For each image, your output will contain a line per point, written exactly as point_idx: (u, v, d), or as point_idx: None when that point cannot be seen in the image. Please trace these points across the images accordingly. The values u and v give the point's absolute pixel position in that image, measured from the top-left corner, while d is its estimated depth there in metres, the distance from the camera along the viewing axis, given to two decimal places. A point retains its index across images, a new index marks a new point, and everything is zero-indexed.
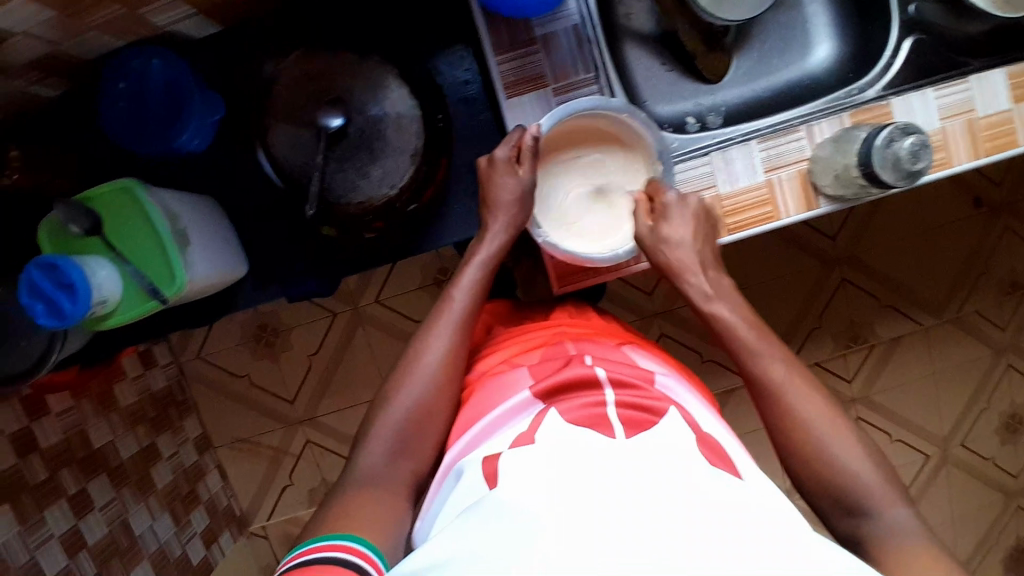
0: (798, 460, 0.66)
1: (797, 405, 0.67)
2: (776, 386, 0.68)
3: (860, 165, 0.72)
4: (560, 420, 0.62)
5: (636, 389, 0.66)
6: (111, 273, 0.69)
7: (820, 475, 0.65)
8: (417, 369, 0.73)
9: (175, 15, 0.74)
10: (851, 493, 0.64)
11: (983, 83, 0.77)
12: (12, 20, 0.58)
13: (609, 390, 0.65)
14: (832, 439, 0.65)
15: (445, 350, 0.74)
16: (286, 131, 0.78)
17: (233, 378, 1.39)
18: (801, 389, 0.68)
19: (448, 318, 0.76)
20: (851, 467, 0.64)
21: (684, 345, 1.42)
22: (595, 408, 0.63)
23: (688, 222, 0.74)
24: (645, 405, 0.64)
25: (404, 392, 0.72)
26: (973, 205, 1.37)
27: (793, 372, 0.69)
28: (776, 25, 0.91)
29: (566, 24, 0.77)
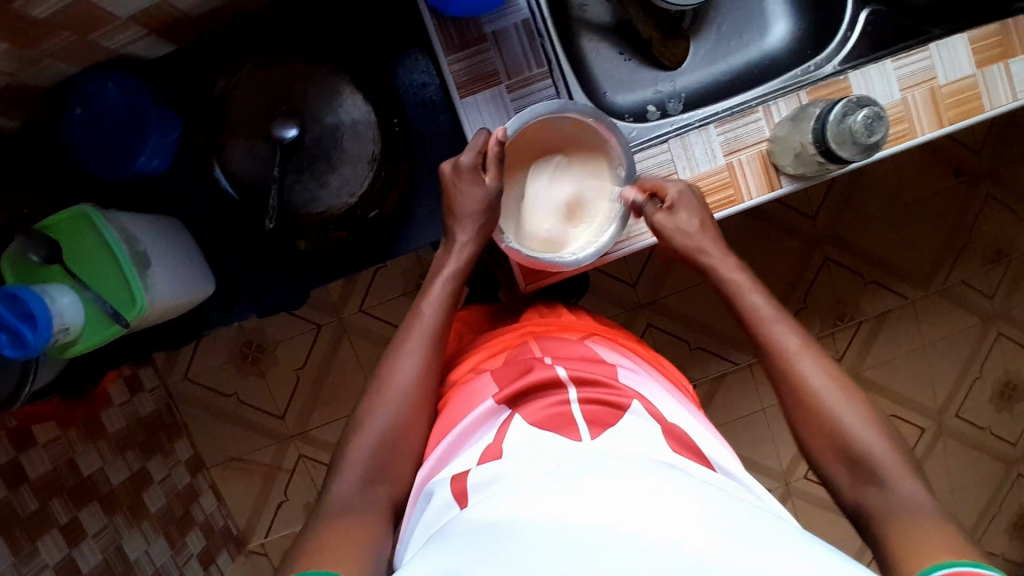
0: (803, 420, 0.68)
1: (804, 375, 0.68)
2: (786, 350, 0.70)
3: (815, 142, 0.71)
4: (524, 424, 0.62)
5: (603, 386, 0.66)
6: (74, 300, 0.68)
7: (822, 435, 0.66)
8: (391, 386, 0.73)
9: (125, 37, 0.73)
10: (850, 453, 0.64)
11: (944, 50, 0.76)
12: None
13: (573, 388, 0.65)
14: (837, 401, 0.67)
15: (417, 365, 0.74)
16: (242, 146, 0.77)
17: (222, 397, 1.38)
18: (810, 354, 0.70)
19: (416, 332, 0.76)
20: (853, 430, 0.65)
21: (672, 335, 1.42)
22: (560, 406, 0.63)
23: (699, 212, 0.76)
24: (609, 400, 0.64)
25: (379, 409, 0.71)
26: (951, 175, 1.36)
27: (804, 340, 0.71)
28: (731, 7, 0.90)
29: (516, 19, 0.76)
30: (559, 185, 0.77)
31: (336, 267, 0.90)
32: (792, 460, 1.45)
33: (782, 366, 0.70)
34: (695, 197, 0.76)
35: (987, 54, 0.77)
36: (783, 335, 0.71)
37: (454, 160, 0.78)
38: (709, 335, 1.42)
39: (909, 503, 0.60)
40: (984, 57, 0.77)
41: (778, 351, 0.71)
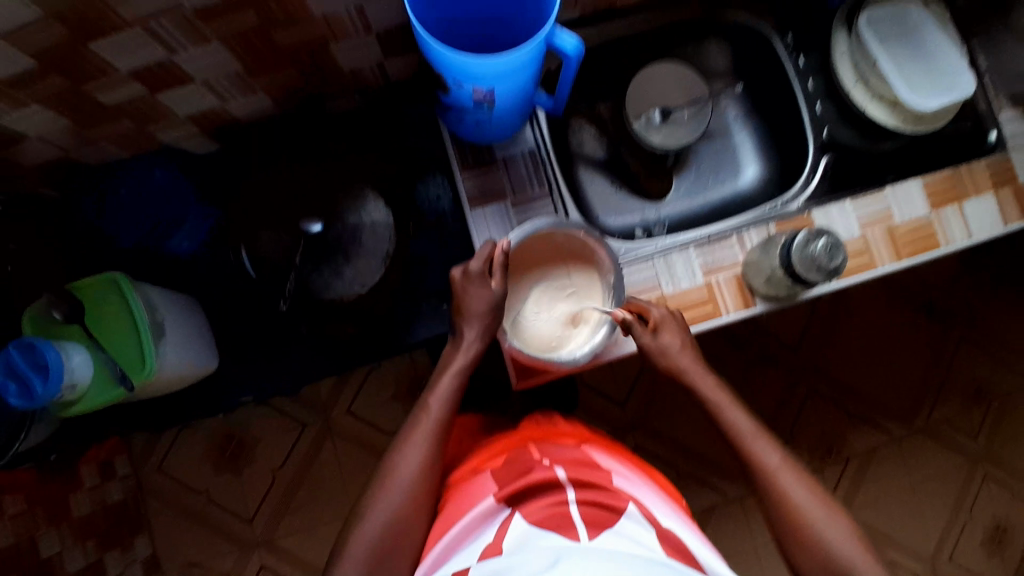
0: (788, 536, 0.70)
1: (784, 487, 0.72)
2: (767, 466, 0.74)
3: (783, 266, 0.79)
4: (524, 522, 0.64)
5: (600, 488, 0.68)
6: (85, 358, 0.71)
7: (807, 550, 0.69)
8: (394, 478, 0.74)
9: (179, 133, 0.85)
10: (830, 564, 0.67)
11: (898, 195, 0.88)
12: (28, 120, 0.71)
13: (572, 488, 0.67)
14: (821, 516, 0.69)
15: (419, 459, 0.75)
16: (269, 234, 0.85)
17: (192, 494, 1.33)
18: (789, 471, 0.73)
19: (420, 427, 0.78)
20: (835, 543, 0.68)
21: (659, 458, 1.42)
22: (560, 506, 0.65)
23: (681, 337, 0.81)
24: (607, 503, 0.65)
25: (379, 504, 0.72)
26: (924, 316, 1.46)
27: (785, 459, 0.75)
28: (708, 153, 1.05)
29: (523, 149, 0.89)
30: (558, 292, 0.85)
31: (337, 356, 0.93)
32: None
33: (765, 476, 0.73)
34: (677, 322, 0.82)
35: (940, 196, 0.89)
36: (763, 449, 0.75)
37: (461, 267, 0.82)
38: (695, 462, 1.42)
39: None
40: (938, 199, 0.89)
41: (759, 465, 0.74)
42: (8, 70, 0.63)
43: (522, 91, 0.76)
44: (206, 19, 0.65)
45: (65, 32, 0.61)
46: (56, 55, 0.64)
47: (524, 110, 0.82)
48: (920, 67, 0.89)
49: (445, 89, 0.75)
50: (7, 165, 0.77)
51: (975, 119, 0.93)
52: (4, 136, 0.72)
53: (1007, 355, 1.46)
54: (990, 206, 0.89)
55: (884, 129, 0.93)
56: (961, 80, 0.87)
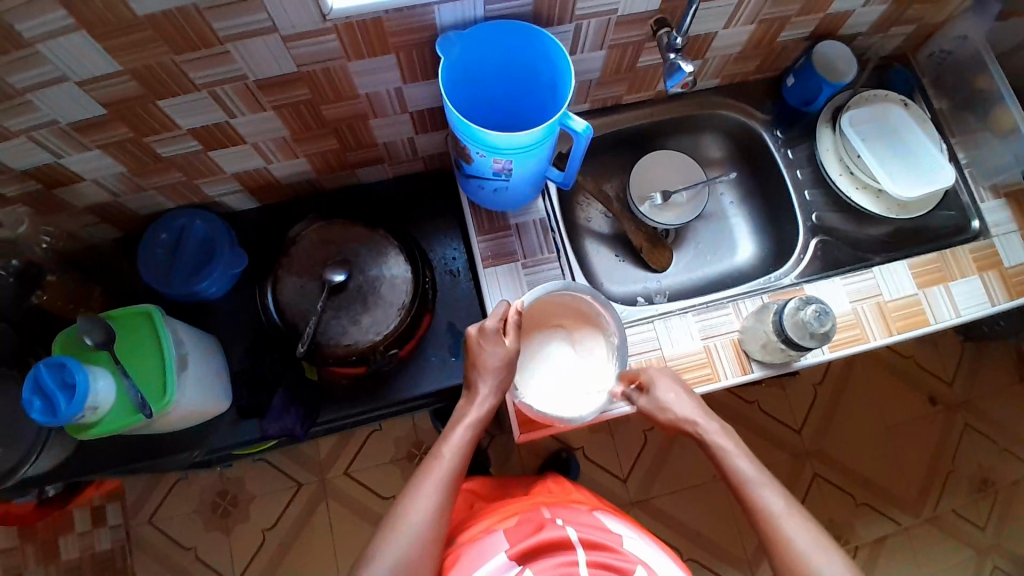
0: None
1: (790, 536, 0.72)
2: (772, 511, 0.74)
3: (777, 332, 0.84)
4: None
5: (608, 550, 0.71)
6: (109, 383, 0.74)
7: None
8: (403, 526, 0.74)
9: (222, 188, 0.93)
10: None
11: (885, 275, 0.94)
12: (87, 165, 0.80)
13: (582, 549, 0.70)
14: (827, 567, 0.70)
15: (430, 508, 0.76)
16: (294, 282, 0.90)
17: (178, 550, 1.30)
18: (795, 517, 0.74)
19: (432, 477, 0.78)
20: None
21: (661, 539, 1.39)
22: (569, 567, 0.69)
23: (677, 387, 0.83)
24: (614, 565, 0.69)
25: (387, 549, 0.73)
26: (927, 404, 1.47)
27: (787, 503, 0.75)
28: (706, 231, 1.12)
29: (535, 217, 0.96)
30: (557, 357, 0.87)
31: (345, 403, 0.95)
32: None
33: (770, 525, 0.74)
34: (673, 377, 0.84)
35: (926, 276, 0.94)
36: (769, 498, 0.75)
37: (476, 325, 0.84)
38: (696, 543, 1.39)
39: None
40: (926, 280, 0.94)
41: (766, 514, 0.74)
42: (82, 116, 0.72)
43: (535, 164, 0.83)
44: (264, 89, 0.75)
45: (139, 88, 0.70)
46: (127, 109, 0.73)
47: (537, 182, 0.89)
48: (900, 162, 0.99)
49: (468, 160, 0.82)
50: (62, 203, 0.86)
51: (960, 209, 1.01)
52: (64, 177, 0.81)
53: (1012, 445, 1.45)
54: (975, 286, 0.94)
55: (868, 214, 1.02)
56: (941, 171, 0.97)
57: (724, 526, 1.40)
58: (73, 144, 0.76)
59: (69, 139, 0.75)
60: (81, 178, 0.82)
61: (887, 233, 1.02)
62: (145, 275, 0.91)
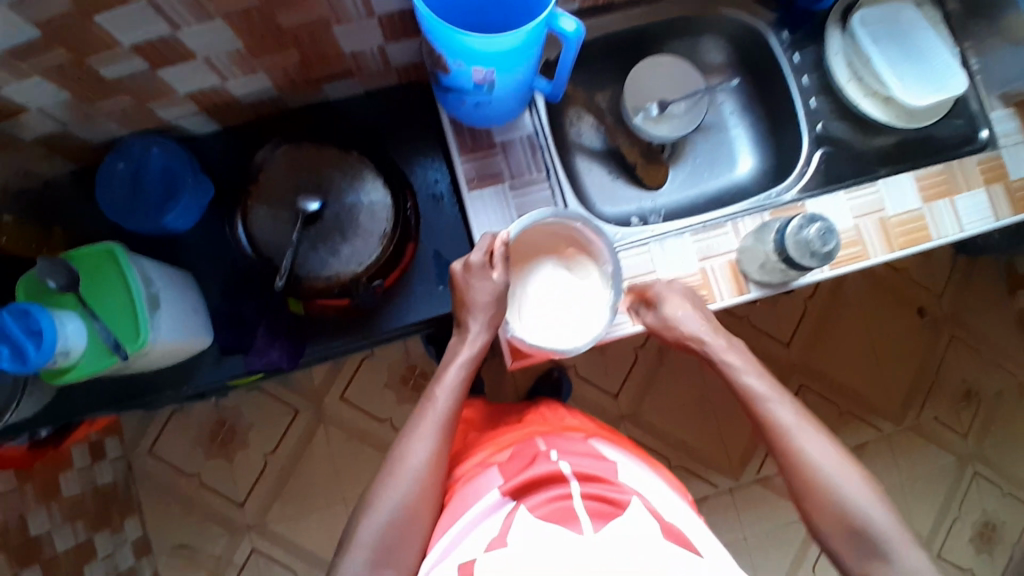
0: (805, 497, 0.73)
1: (802, 447, 0.74)
2: (783, 424, 0.76)
3: (777, 250, 0.81)
4: (530, 516, 0.65)
5: (603, 482, 0.69)
6: (79, 326, 0.72)
7: (827, 509, 0.71)
8: (400, 472, 0.74)
9: (179, 111, 0.85)
10: (850, 523, 0.70)
11: (890, 187, 0.89)
12: (28, 94, 0.72)
13: (575, 482, 0.69)
14: (840, 473, 0.72)
15: (427, 452, 0.76)
16: (265, 211, 0.84)
17: (183, 477, 1.33)
18: (806, 428, 0.75)
19: (427, 420, 0.78)
20: (856, 500, 0.70)
21: (652, 451, 1.43)
22: (563, 500, 0.67)
23: (687, 303, 0.82)
24: (608, 496, 0.67)
25: (386, 496, 0.73)
26: (916, 316, 1.47)
27: (799, 415, 0.77)
28: (705, 144, 1.06)
29: (521, 133, 0.89)
30: (548, 288, 0.84)
31: (330, 333, 0.93)
32: None
33: (784, 437, 0.75)
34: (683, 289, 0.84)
35: (932, 190, 0.90)
36: (780, 411, 0.77)
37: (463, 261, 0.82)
38: (688, 455, 1.43)
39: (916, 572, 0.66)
40: (931, 193, 0.90)
41: (778, 426, 0.76)
42: (14, 41, 0.64)
43: (521, 76, 0.76)
44: None
45: (69, 4, 0.61)
46: (64, 29, 0.64)
47: (523, 96, 0.82)
48: (916, 64, 0.89)
49: (445, 70, 0.74)
50: (9, 138, 0.78)
51: (967, 118, 0.94)
52: (6, 109, 0.73)
53: (996, 356, 1.47)
54: (981, 200, 0.90)
55: (876, 123, 0.95)
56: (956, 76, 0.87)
57: (714, 438, 1.44)
58: (10, 72, 0.68)
59: (5, 66, 0.66)
60: (25, 108, 0.74)
61: (892, 144, 0.96)
62: (104, 208, 0.85)
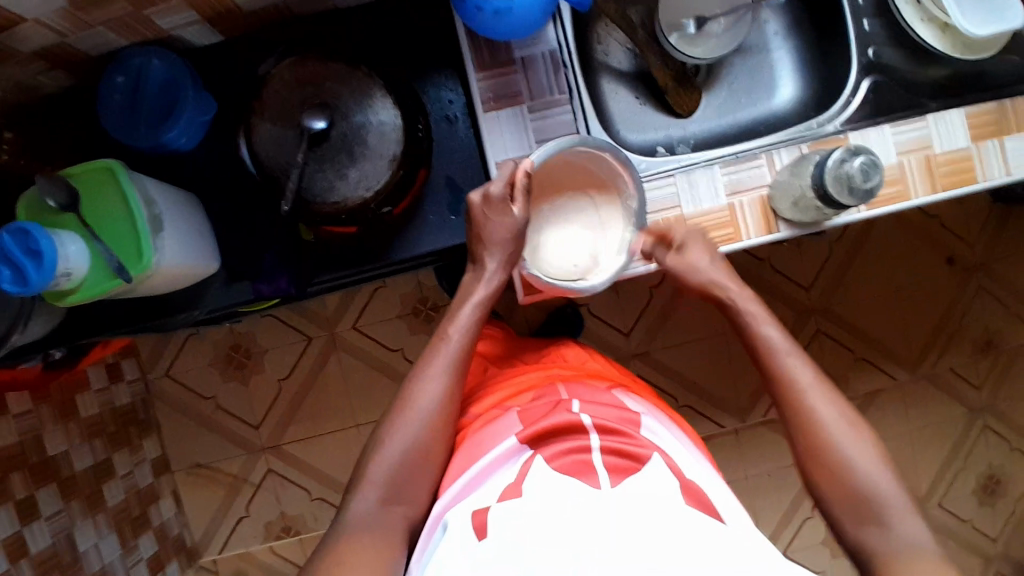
0: (807, 455, 0.71)
1: (812, 407, 0.71)
2: (797, 381, 0.73)
3: (815, 186, 0.75)
4: (547, 468, 0.64)
5: (623, 436, 0.67)
6: (81, 248, 0.69)
7: (829, 472, 0.69)
8: (412, 411, 0.73)
9: (178, 19, 0.78)
10: (851, 488, 0.68)
11: (940, 122, 0.82)
12: (20, 4, 0.65)
13: (595, 435, 0.67)
14: (844, 437, 0.70)
15: (438, 394, 0.74)
16: (270, 129, 0.79)
17: (199, 400, 1.35)
18: (819, 388, 0.72)
19: (440, 360, 0.76)
20: (860, 467, 0.68)
21: (660, 389, 1.42)
22: (581, 453, 0.65)
23: (710, 252, 0.80)
24: (628, 451, 0.65)
25: (396, 435, 0.72)
26: (945, 264, 1.40)
27: (814, 373, 0.73)
28: (743, 68, 0.98)
29: (544, 49, 0.82)
30: (568, 226, 0.80)
31: (337, 263, 0.90)
32: (772, 531, 1.43)
33: (794, 395, 0.73)
34: (702, 237, 0.80)
35: (984, 128, 0.82)
36: (796, 367, 0.74)
37: (478, 189, 0.77)
38: (699, 395, 1.42)
39: (912, 544, 0.64)
40: (981, 131, 0.82)
41: (790, 382, 0.73)
42: None
43: None
44: None
45: None
46: None
47: (549, 3, 0.73)
48: None
49: None
50: (6, 52, 0.73)
51: None
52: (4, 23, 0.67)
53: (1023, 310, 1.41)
54: None
55: (933, 51, 0.86)
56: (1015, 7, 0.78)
57: (727, 379, 1.42)
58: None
59: None
60: (21, 20, 0.68)
61: (945, 78, 0.86)
62: (106, 124, 0.81)
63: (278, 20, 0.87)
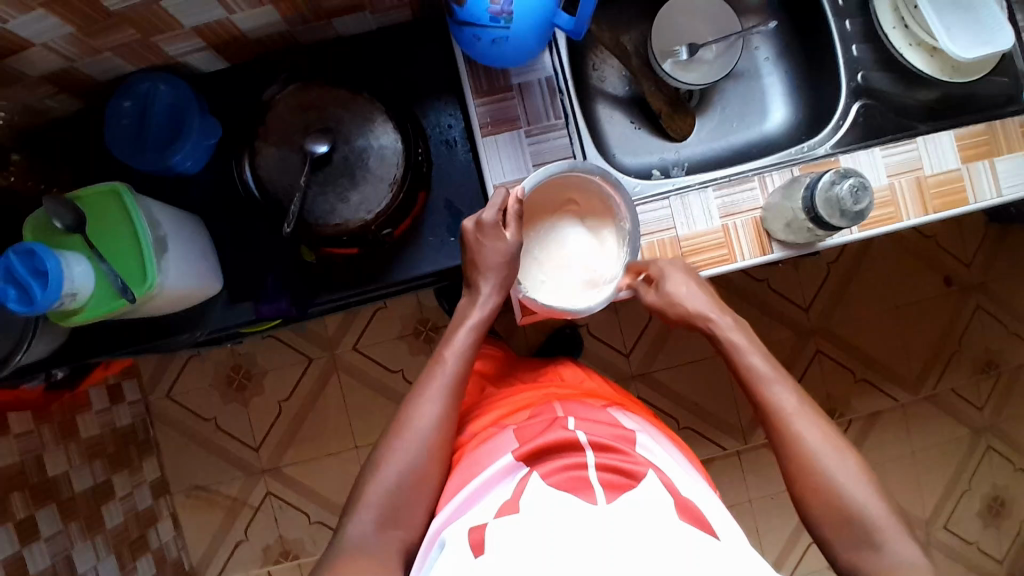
0: (797, 481, 0.71)
1: (799, 433, 0.71)
2: (782, 408, 0.73)
3: (805, 210, 0.77)
4: (542, 484, 0.64)
5: (618, 452, 0.68)
6: (86, 269, 0.71)
7: (819, 497, 0.69)
8: (408, 431, 0.74)
9: (185, 47, 0.81)
10: (843, 513, 0.68)
11: (931, 145, 0.84)
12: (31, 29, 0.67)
13: (591, 451, 0.67)
14: (833, 462, 0.70)
15: (434, 416, 0.75)
16: (273, 153, 0.81)
17: (200, 422, 1.36)
18: (805, 414, 0.73)
19: (437, 380, 0.77)
20: (849, 491, 0.68)
21: (660, 410, 1.42)
22: (577, 470, 0.66)
23: (691, 280, 0.80)
24: (624, 468, 0.65)
25: (393, 454, 0.73)
26: (942, 284, 1.41)
27: (800, 399, 0.74)
28: (735, 93, 1.00)
29: (540, 75, 0.84)
30: (562, 249, 0.81)
31: (337, 284, 0.91)
32: (777, 555, 1.41)
33: (781, 422, 0.73)
34: (685, 266, 0.81)
35: (973, 149, 0.84)
36: (780, 394, 0.74)
37: (473, 217, 0.79)
38: (700, 416, 1.41)
39: (904, 565, 0.65)
40: (971, 153, 0.84)
41: (776, 409, 0.73)
42: None
43: None
44: None
45: None
46: None
47: (545, 31, 0.76)
48: (964, 15, 0.82)
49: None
50: (15, 74, 0.75)
51: (1012, 76, 0.87)
52: (11, 44, 0.69)
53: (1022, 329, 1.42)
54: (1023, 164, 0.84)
55: (920, 76, 0.88)
56: (1000, 31, 0.81)
57: (727, 401, 1.42)
58: (14, 6, 0.63)
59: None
60: (29, 43, 0.70)
61: (933, 101, 0.88)
62: (112, 146, 0.83)
63: (282, 48, 0.90)
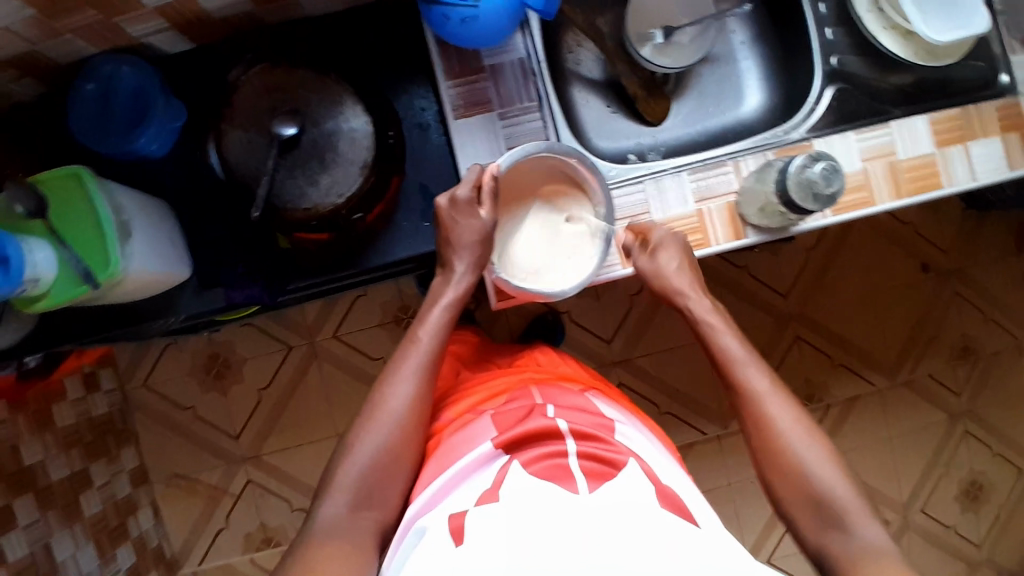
0: (767, 461, 0.72)
1: (771, 414, 0.72)
2: (754, 389, 0.74)
3: (777, 192, 0.76)
4: (523, 473, 0.64)
5: (598, 441, 0.68)
6: (48, 255, 0.69)
7: (788, 477, 0.70)
8: (380, 415, 0.73)
9: (148, 28, 0.79)
10: (811, 493, 0.68)
11: (904, 129, 0.83)
12: None
13: (571, 440, 0.67)
14: (801, 442, 0.71)
15: (407, 397, 0.74)
16: (241, 136, 0.80)
17: (178, 410, 1.34)
18: (777, 395, 0.74)
19: (410, 364, 0.76)
20: (818, 471, 0.69)
21: (641, 396, 1.42)
22: (558, 458, 0.65)
23: (681, 256, 0.80)
24: (605, 457, 0.66)
25: (365, 439, 0.72)
26: (919, 270, 1.42)
27: (772, 381, 0.75)
28: (711, 77, 1.00)
29: (513, 57, 0.83)
30: (538, 233, 0.81)
31: (310, 269, 0.90)
32: (756, 539, 1.43)
33: (753, 403, 0.74)
34: (680, 242, 0.81)
35: (948, 134, 0.84)
36: (753, 376, 0.75)
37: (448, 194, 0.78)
38: (681, 402, 1.42)
39: (869, 545, 0.64)
40: (946, 137, 0.84)
41: (748, 390, 0.74)
42: None
43: None
44: None
45: None
46: None
47: (517, 12, 0.75)
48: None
49: None
50: None
51: (987, 61, 0.87)
52: None
53: (998, 315, 1.43)
54: (995, 149, 0.84)
55: (894, 59, 0.88)
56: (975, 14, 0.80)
57: (708, 386, 1.42)
58: None
59: None
60: None
61: (908, 84, 0.88)
62: (75, 130, 0.82)
63: (250, 29, 0.88)
